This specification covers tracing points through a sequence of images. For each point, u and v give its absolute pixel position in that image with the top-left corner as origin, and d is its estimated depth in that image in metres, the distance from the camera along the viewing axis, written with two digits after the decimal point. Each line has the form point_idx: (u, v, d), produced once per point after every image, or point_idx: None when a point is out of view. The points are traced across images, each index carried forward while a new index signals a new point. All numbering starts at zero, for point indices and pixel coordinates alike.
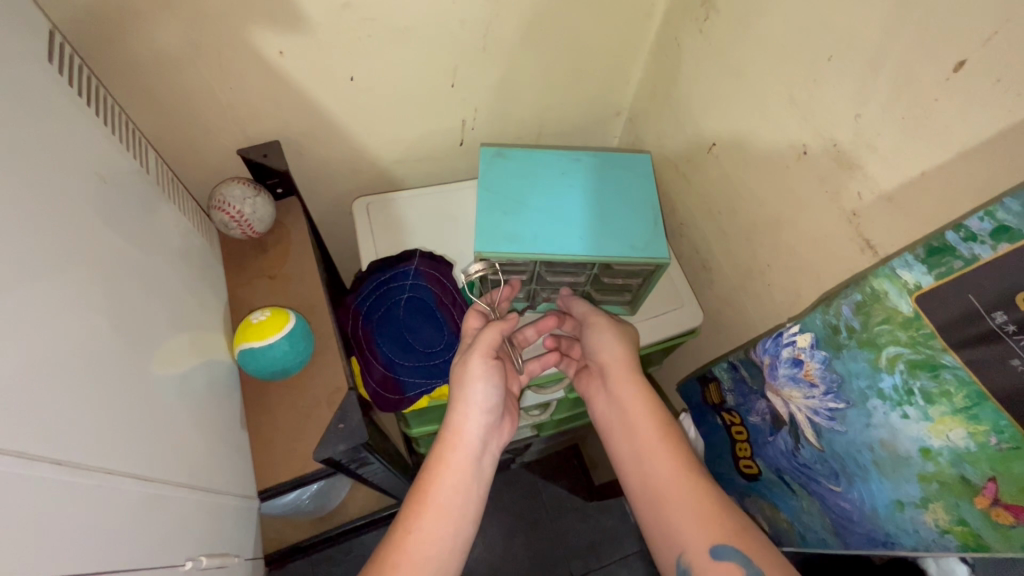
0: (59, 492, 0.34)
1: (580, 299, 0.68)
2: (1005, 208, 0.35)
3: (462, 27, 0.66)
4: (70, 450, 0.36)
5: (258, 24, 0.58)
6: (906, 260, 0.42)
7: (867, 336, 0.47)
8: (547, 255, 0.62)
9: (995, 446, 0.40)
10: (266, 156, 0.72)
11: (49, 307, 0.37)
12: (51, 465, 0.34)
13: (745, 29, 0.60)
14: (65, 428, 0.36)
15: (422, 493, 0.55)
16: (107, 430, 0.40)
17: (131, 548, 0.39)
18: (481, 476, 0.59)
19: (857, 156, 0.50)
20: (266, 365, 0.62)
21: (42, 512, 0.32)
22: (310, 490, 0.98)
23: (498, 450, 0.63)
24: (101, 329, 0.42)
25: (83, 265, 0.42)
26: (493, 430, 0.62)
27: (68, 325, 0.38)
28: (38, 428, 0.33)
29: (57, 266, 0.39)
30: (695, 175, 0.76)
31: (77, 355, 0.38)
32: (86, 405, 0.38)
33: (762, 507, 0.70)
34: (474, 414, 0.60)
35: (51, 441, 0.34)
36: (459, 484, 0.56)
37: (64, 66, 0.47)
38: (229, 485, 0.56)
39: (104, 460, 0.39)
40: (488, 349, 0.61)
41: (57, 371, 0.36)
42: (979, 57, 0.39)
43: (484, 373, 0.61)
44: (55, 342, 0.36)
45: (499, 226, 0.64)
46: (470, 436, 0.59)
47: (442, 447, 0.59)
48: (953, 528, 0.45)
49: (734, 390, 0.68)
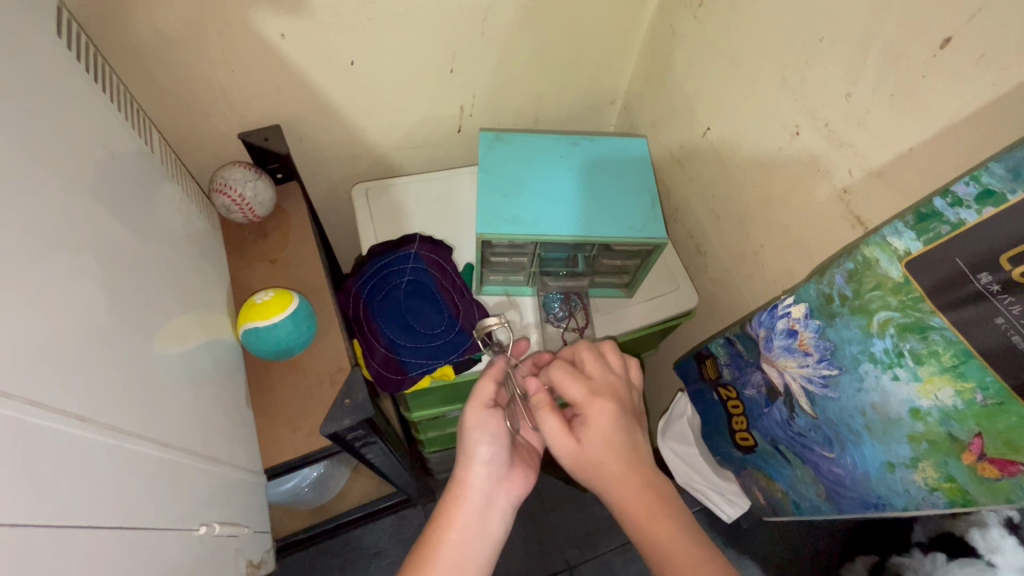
0: (78, 444, 0.35)
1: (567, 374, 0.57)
2: (990, 172, 0.36)
3: (461, 12, 0.66)
4: (89, 409, 0.37)
5: (261, 6, 0.58)
6: (896, 228, 0.44)
7: (859, 303, 0.49)
8: (548, 235, 0.63)
9: (981, 402, 0.42)
10: (267, 140, 0.72)
11: (57, 275, 0.37)
12: (67, 417, 0.35)
13: (739, 13, 0.62)
14: (77, 386, 0.37)
15: (425, 547, 0.55)
16: (118, 399, 0.41)
17: (145, 510, 0.41)
18: (488, 533, 0.57)
19: (847, 135, 0.52)
20: (271, 344, 0.62)
21: (60, 462, 0.33)
22: (309, 479, 1.00)
23: (511, 505, 0.61)
24: (107, 302, 0.43)
25: (91, 240, 0.42)
26: (503, 482, 0.60)
27: (75, 293, 0.39)
28: (50, 384, 0.34)
29: (63, 236, 0.39)
30: (689, 159, 0.78)
31: (85, 325, 0.39)
32: (95, 374, 0.39)
33: (758, 479, 0.75)
34: (477, 469, 0.59)
35: (69, 402, 0.35)
36: (461, 539, 0.56)
37: (72, 41, 0.48)
38: (235, 460, 0.57)
39: (116, 418, 0.40)
40: (484, 399, 0.61)
41: (71, 336, 0.37)
42: (965, 32, 0.40)
43: (481, 426, 0.60)
44: (65, 308, 0.37)
45: (499, 208, 0.65)
46: (475, 491, 0.59)
47: (447, 502, 0.58)
48: (942, 485, 0.48)
49: (730, 364, 0.70)
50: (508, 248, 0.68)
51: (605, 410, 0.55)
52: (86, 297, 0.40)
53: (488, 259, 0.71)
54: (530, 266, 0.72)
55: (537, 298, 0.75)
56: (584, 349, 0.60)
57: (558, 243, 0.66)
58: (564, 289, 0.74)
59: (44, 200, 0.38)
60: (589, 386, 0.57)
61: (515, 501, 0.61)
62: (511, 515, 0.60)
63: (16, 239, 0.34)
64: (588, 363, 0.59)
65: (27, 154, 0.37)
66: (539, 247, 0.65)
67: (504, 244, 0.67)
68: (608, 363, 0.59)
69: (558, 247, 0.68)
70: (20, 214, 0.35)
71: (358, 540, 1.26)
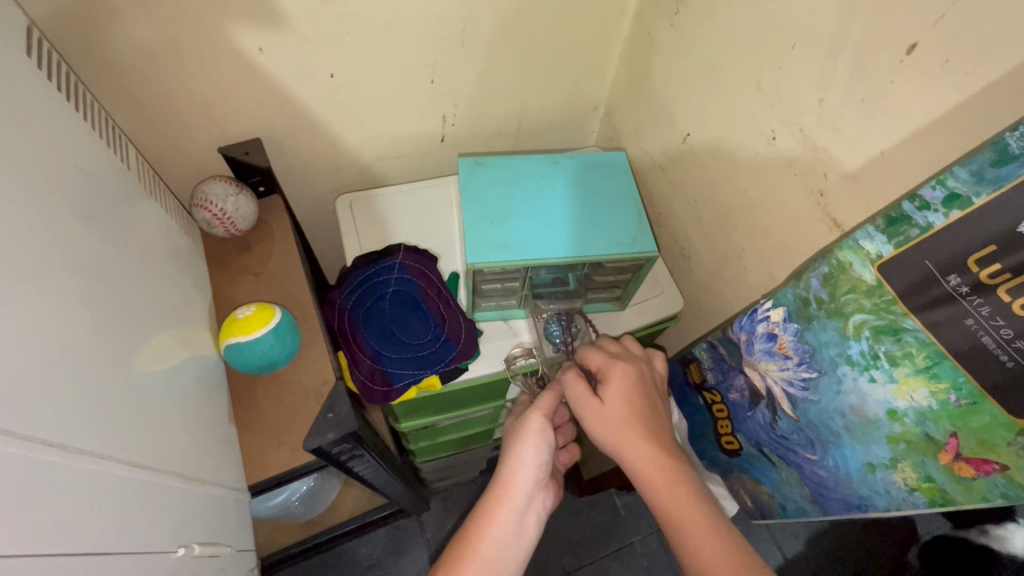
0: (55, 473, 0.34)
1: (595, 351, 0.64)
2: (955, 176, 0.37)
3: (440, 23, 0.67)
4: (64, 436, 0.36)
5: (237, 21, 0.58)
6: (868, 232, 0.44)
7: (834, 306, 0.49)
8: (540, 259, 0.63)
9: (955, 402, 0.42)
10: (247, 153, 0.72)
11: (36, 294, 0.37)
12: (32, 441, 0.33)
13: (714, 20, 0.63)
14: (44, 409, 0.35)
15: (467, 546, 0.54)
16: (97, 422, 0.40)
17: (123, 534, 0.40)
18: (524, 536, 0.57)
19: (822, 139, 0.53)
20: (253, 359, 0.62)
21: (38, 491, 0.33)
22: (298, 492, 0.99)
23: (543, 510, 0.61)
24: (88, 326, 0.43)
25: (69, 262, 0.42)
26: (542, 486, 0.60)
27: (51, 313, 0.38)
28: (27, 407, 0.34)
29: (40, 255, 0.39)
30: (670, 164, 0.78)
31: (63, 348, 0.39)
32: (73, 397, 0.38)
33: (745, 482, 0.75)
34: (525, 471, 0.59)
35: (45, 428, 0.35)
36: (502, 539, 0.55)
37: (44, 61, 0.47)
38: (217, 478, 0.56)
39: (84, 440, 0.38)
40: (546, 411, 0.62)
41: (48, 360, 0.37)
42: (930, 38, 0.41)
43: (538, 435, 0.61)
44: (41, 328, 0.37)
45: (486, 235, 0.65)
46: (520, 492, 0.58)
47: (490, 500, 0.58)
48: (921, 486, 0.48)
49: (713, 368, 0.70)
50: (497, 275, 0.67)
51: (625, 369, 0.62)
52: (64, 318, 0.40)
53: (478, 287, 0.70)
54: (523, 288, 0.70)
55: (530, 318, 0.75)
56: (601, 339, 0.69)
57: (550, 266, 0.65)
58: (563, 310, 0.72)
59: (21, 222, 0.37)
60: (610, 355, 0.64)
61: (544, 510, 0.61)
62: (544, 522, 0.60)
63: None
64: (609, 344, 0.67)
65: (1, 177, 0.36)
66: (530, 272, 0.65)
67: (494, 271, 0.66)
68: (607, 347, 0.66)
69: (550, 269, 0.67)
70: None
71: (352, 552, 1.25)
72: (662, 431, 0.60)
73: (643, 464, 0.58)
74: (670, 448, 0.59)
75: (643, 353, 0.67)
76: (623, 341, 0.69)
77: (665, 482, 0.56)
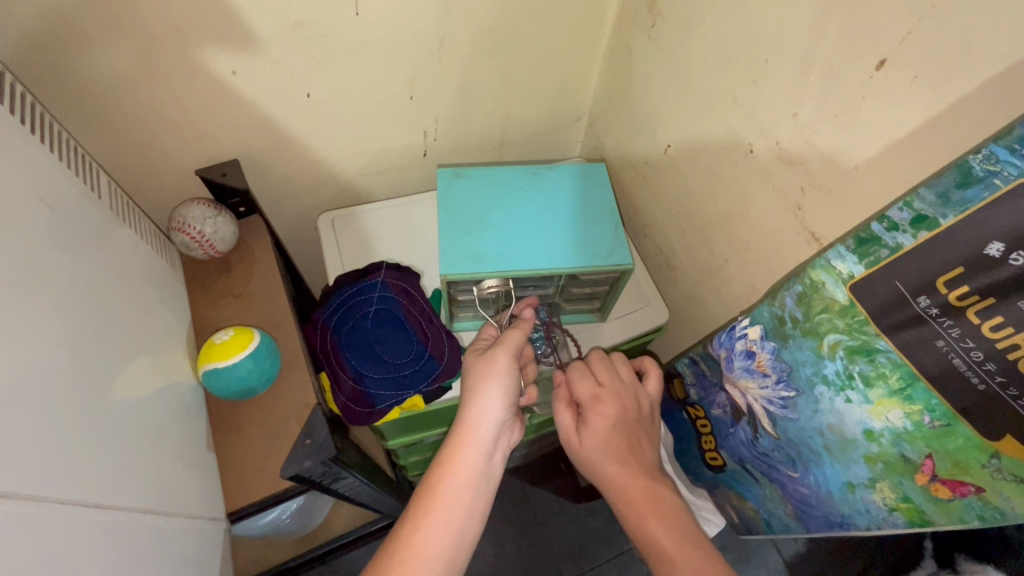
0: (37, 525, 0.34)
1: (580, 384, 0.62)
2: (921, 198, 0.37)
3: (416, 40, 0.66)
4: (47, 485, 0.36)
5: (209, 44, 0.58)
6: (839, 252, 0.44)
7: (809, 325, 0.49)
8: (514, 271, 0.63)
9: (929, 424, 0.43)
10: (225, 175, 0.71)
11: (14, 340, 0.37)
12: (13, 497, 0.33)
13: (689, 33, 0.62)
14: (5, 458, 0.33)
15: (432, 490, 0.54)
16: (80, 465, 0.40)
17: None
18: (490, 472, 0.57)
19: (798, 153, 0.52)
20: (232, 385, 0.61)
21: (20, 545, 0.32)
22: (290, 509, 0.96)
23: (508, 446, 0.61)
24: (66, 364, 0.42)
25: (46, 301, 0.42)
26: (507, 426, 0.60)
27: (30, 356, 0.38)
28: (6, 459, 0.34)
29: (17, 298, 0.38)
30: (652, 175, 0.78)
31: (40, 390, 0.38)
32: (54, 442, 0.38)
33: (731, 498, 0.75)
34: (488, 412, 0.58)
35: (28, 480, 0.35)
36: (470, 478, 0.55)
37: (7, 97, 0.47)
38: (196, 509, 0.55)
39: (47, 486, 0.36)
40: (514, 352, 0.60)
41: (27, 406, 0.37)
42: (898, 54, 0.41)
43: (505, 373, 0.59)
44: (15, 372, 0.36)
45: (462, 247, 0.64)
46: (485, 430, 0.57)
47: (455, 441, 0.57)
48: (900, 505, 0.49)
49: (696, 384, 0.70)
50: (476, 288, 0.66)
51: (607, 414, 0.61)
52: (42, 360, 0.40)
53: (454, 298, 0.70)
54: (500, 302, 0.69)
55: None
56: (590, 358, 0.65)
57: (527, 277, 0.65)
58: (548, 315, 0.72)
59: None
60: (596, 392, 0.62)
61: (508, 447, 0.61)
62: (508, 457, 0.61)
63: None
64: (599, 372, 0.64)
65: None
66: (508, 283, 0.64)
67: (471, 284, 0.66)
68: (597, 375, 0.63)
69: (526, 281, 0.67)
70: None
71: None
72: (643, 461, 0.62)
73: (622, 496, 0.61)
74: (649, 471, 0.62)
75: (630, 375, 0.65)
76: (613, 358, 0.65)
77: (642, 513, 0.60)
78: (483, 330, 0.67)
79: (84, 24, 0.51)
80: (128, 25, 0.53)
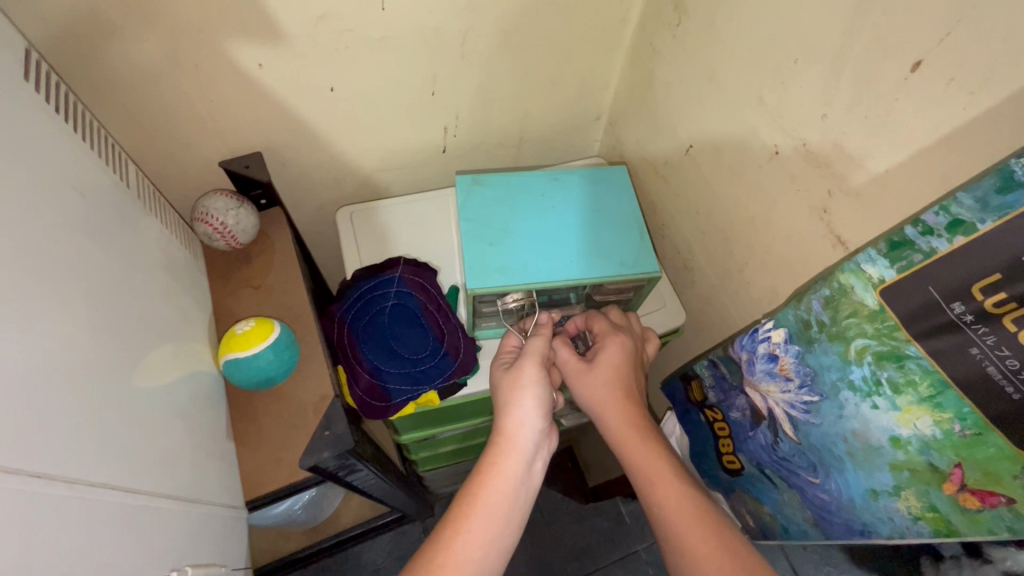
0: (70, 506, 0.36)
1: (597, 315, 0.66)
2: (958, 203, 0.38)
3: (439, 36, 0.66)
4: (84, 469, 0.38)
5: (235, 36, 0.58)
6: (870, 255, 0.45)
7: (836, 329, 0.50)
8: (542, 282, 0.62)
9: (959, 433, 0.42)
10: (248, 167, 0.73)
11: (49, 327, 0.38)
12: (55, 480, 0.35)
13: (715, 32, 0.62)
14: (32, 440, 0.34)
15: (472, 496, 0.54)
16: (106, 451, 0.41)
17: (130, 559, 0.40)
18: (530, 481, 0.57)
19: (824, 155, 0.52)
20: (252, 374, 0.62)
21: (54, 527, 0.34)
22: (302, 500, 0.96)
23: (548, 456, 0.61)
24: (96, 352, 0.43)
25: (77, 288, 0.43)
26: (546, 434, 0.60)
27: (61, 342, 0.39)
28: (45, 444, 0.35)
29: (49, 284, 0.39)
30: (673, 175, 0.77)
31: (71, 376, 0.39)
32: (89, 428, 0.40)
33: (746, 502, 0.74)
34: (527, 419, 0.58)
35: (66, 462, 0.36)
36: (510, 488, 0.55)
37: (41, 83, 0.48)
38: (216, 496, 0.56)
39: (74, 469, 0.37)
40: (540, 357, 0.61)
41: (60, 392, 0.38)
42: (934, 57, 0.40)
43: (538, 382, 0.60)
44: (48, 356, 0.37)
45: (487, 258, 0.64)
46: (524, 440, 0.58)
47: (494, 450, 0.57)
48: (925, 515, 0.48)
49: (715, 386, 0.70)
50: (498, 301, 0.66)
51: (620, 341, 0.63)
52: (74, 345, 0.41)
53: (478, 309, 0.69)
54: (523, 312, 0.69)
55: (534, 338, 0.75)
56: (608, 307, 0.69)
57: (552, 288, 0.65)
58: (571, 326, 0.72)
59: (33, 250, 0.38)
60: (612, 325, 0.65)
61: (547, 457, 0.61)
62: (547, 468, 0.60)
63: (14, 308, 0.35)
64: (614, 316, 0.67)
65: (13, 210, 0.37)
66: (531, 295, 0.65)
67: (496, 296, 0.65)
68: (613, 319, 0.67)
69: (553, 291, 0.67)
70: (14, 275, 0.36)
71: (357, 558, 1.25)
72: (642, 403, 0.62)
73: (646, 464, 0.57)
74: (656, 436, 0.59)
75: (641, 332, 0.68)
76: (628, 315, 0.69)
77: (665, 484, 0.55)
78: (506, 340, 0.67)
79: (114, 15, 0.52)
80: (158, 17, 0.54)
